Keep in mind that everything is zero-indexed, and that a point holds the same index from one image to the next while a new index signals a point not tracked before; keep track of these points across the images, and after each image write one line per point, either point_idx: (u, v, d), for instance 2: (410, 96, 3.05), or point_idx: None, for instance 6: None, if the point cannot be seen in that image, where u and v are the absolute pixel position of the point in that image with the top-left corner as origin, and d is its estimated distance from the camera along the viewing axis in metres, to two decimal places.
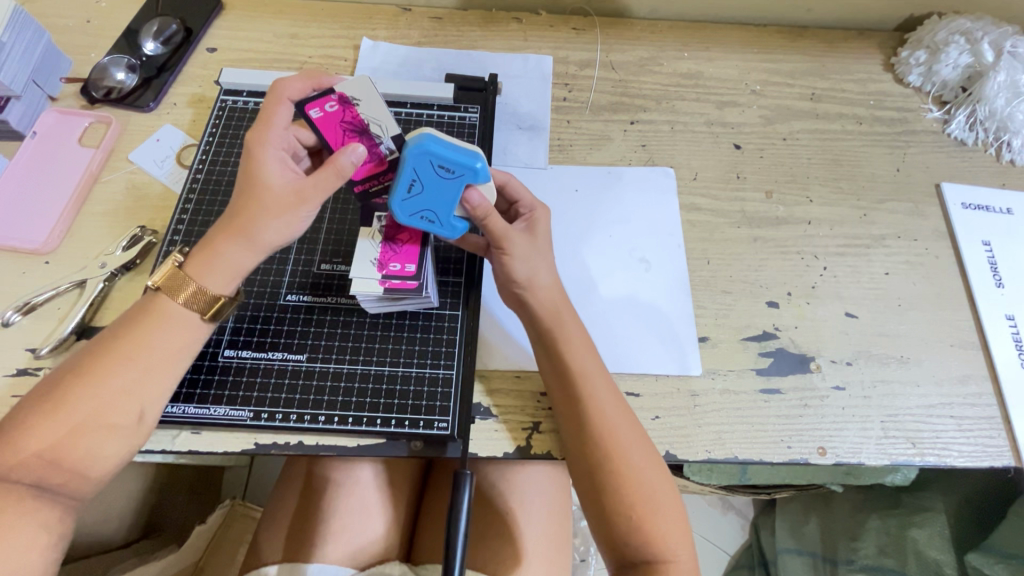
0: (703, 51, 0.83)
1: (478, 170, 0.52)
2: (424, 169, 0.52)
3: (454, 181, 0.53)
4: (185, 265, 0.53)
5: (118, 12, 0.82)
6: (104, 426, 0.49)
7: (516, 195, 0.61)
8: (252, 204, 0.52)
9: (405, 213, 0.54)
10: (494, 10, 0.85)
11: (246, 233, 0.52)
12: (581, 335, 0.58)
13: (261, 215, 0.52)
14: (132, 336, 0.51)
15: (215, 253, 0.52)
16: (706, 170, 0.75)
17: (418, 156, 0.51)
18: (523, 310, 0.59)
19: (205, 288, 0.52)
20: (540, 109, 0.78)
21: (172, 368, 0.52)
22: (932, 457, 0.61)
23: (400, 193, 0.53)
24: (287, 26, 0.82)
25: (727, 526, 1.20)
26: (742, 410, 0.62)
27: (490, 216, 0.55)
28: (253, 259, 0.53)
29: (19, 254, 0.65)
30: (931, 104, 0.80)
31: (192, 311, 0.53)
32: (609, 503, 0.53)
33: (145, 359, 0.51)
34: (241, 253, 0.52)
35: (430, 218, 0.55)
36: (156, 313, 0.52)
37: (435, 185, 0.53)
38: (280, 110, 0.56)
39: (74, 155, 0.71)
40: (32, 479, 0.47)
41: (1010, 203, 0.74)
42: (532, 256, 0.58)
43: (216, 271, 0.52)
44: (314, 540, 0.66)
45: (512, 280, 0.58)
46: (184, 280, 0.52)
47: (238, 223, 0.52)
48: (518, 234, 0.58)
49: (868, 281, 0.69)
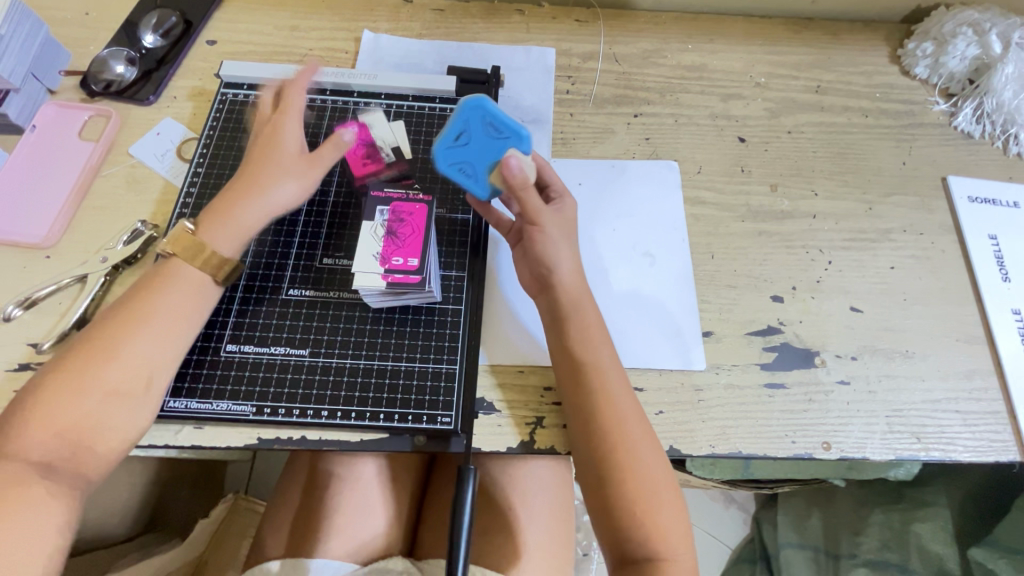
0: (707, 43, 0.82)
1: (523, 136, 0.57)
2: (476, 123, 0.56)
3: (499, 140, 0.57)
4: (197, 230, 0.56)
5: (117, 4, 0.81)
6: (114, 395, 0.49)
7: (547, 181, 0.63)
8: (265, 163, 0.58)
9: (446, 161, 0.58)
10: (496, 2, 0.84)
11: (261, 190, 0.57)
12: (596, 326, 0.58)
13: (277, 176, 0.58)
14: (142, 303, 0.53)
15: (228, 215, 0.56)
16: (711, 164, 0.74)
17: (471, 112, 0.56)
18: (544, 295, 0.60)
19: (217, 249, 0.56)
20: (543, 102, 0.77)
21: (180, 333, 0.53)
22: (937, 452, 0.61)
23: (446, 141, 0.57)
24: (287, 18, 0.82)
25: (728, 521, 1.20)
26: (746, 405, 0.62)
27: (527, 190, 0.57)
28: (262, 218, 0.58)
29: (19, 248, 0.65)
30: (937, 97, 0.79)
31: (203, 273, 0.55)
32: (613, 497, 0.53)
33: (153, 324, 0.52)
34: (254, 214, 0.57)
35: (468, 172, 0.59)
36: (167, 276, 0.54)
37: (481, 139, 0.57)
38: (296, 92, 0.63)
39: (74, 149, 0.71)
40: (42, 455, 0.46)
41: (1017, 197, 0.73)
42: (563, 238, 0.60)
43: (227, 229, 0.56)
44: (317, 535, 0.66)
45: (540, 259, 0.59)
46: (198, 243, 0.55)
47: (250, 185, 0.58)
48: (551, 215, 0.60)
49: (873, 275, 0.69)
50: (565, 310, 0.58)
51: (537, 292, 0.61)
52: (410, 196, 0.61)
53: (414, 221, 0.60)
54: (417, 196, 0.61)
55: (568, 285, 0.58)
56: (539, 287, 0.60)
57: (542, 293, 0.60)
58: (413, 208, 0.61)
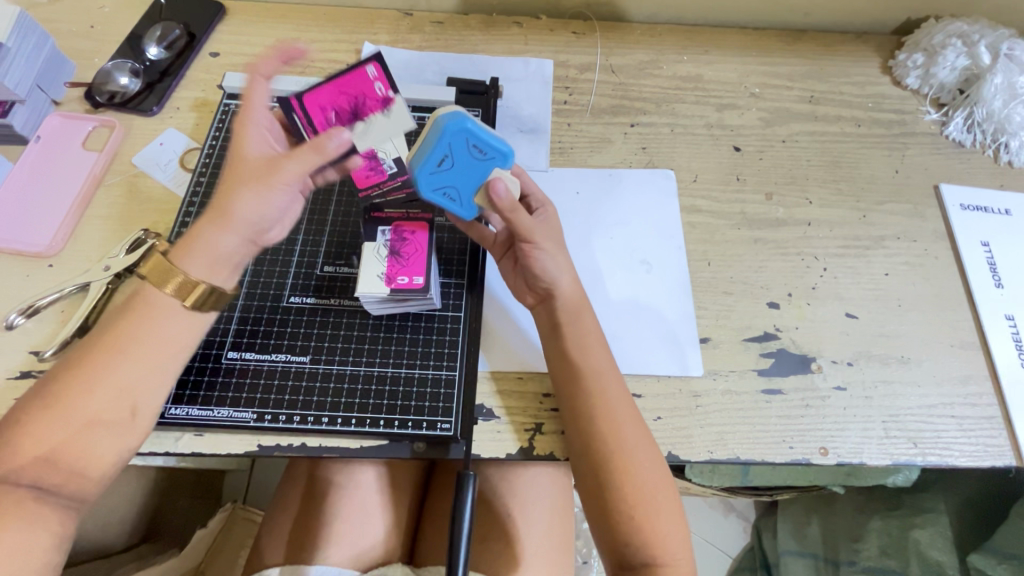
0: (702, 54, 0.84)
1: (508, 154, 0.55)
2: (457, 145, 0.54)
3: (483, 162, 0.55)
4: (170, 255, 0.52)
5: (121, 17, 0.82)
6: (100, 423, 0.49)
7: (527, 189, 0.62)
8: (232, 182, 0.53)
9: (429, 186, 0.56)
10: (495, 15, 0.86)
11: (224, 212, 0.53)
12: (595, 331, 0.59)
13: (237, 192, 0.53)
14: (126, 334, 0.51)
15: (192, 237, 0.53)
16: (707, 173, 0.76)
17: (452, 135, 0.53)
18: (543, 304, 0.60)
19: (189, 275, 0.52)
20: (541, 113, 0.78)
21: (165, 364, 0.52)
22: (933, 457, 0.61)
23: (427, 166, 0.55)
24: (289, 31, 0.83)
25: (729, 530, 1.20)
26: (743, 410, 0.62)
27: (516, 210, 0.56)
28: (227, 235, 0.53)
29: (23, 257, 0.66)
30: (929, 106, 0.81)
31: (176, 299, 0.52)
32: (612, 502, 0.53)
33: (136, 356, 0.51)
34: (215, 230, 0.53)
35: (452, 194, 0.57)
36: (143, 303, 0.52)
37: (463, 162, 0.55)
38: (266, 97, 0.59)
39: (77, 159, 0.71)
40: (31, 480, 0.47)
41: (1009, 204, 0.74)
42: (556, 249, 0.59)
43: (195, 255, 0.52)
44: (316, 544, 0.66)
45: (536, 273, 0.58)
46: (171, 270, 0.52)
47: (216, 207, 0.53)
48: (541, 229, 0.58)
49: (868, 282, 0.70)
50: (565, 317, 0.58)
51: (537, 302, 0.61)
52: (301, 118, 0.59)
53: (338, 99, 0.59)
54: (297, 109, 0.59)
55: (568, 292, 0.59)
56: (539, 297, 0.61)
57: (542, 303, 0.60)
58: (315, 105, 0.59)
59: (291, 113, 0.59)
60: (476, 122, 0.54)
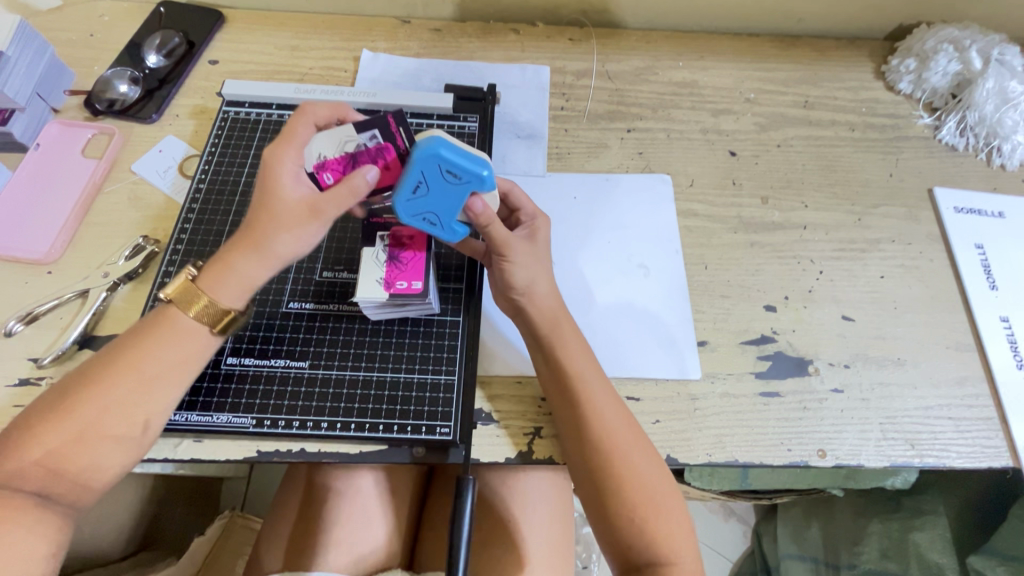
0: (697, 60, 0.85)
1: (485, 178, 0.52)
2: (431, 171, 0.51)
3: (460, 186, 0.52)
4: (199, 279, 0.53)
5: (121, 24, 0.83)
6: (107, 437, 0.49)
7: (519, 203, 0.62)
8: (268, 217, 0.52)
9: (409, 212, 0.54)
10: (492, 22, 0.86)
11: (258, 248, 0.52)
12: (578, 338, 0.59)
13: (275, 230, 0.52)
14: (141, 348, 0.51)
15: (229, 270, 0.52)
16: (703, 177, 0.76)
17: (426, 161, 0.51)
18: (521, 316, 0.60)
19: (217, 301, 0.53)
20: (538, 118, 0.79)
21: (179, 380, 0.52)
22: (932, 458, 0.62)
23: (405, 193, 0.53)
24: (287, 38, 0.84)
25: (728, 534, 1.19)
26: (741, 414, 0.63)
27: (490, 224, 0.55)
28: (264, 273, 0.53)
29: (21, 264, 0.66)
30: (921, 111, 0.82)
31: (202, 324, 0.53)
32: (609, 505, 0.53)
33: (150, 372, 0.51)
34: (251, 269, 0.53)
35: (431, 219, 0.55)
36: (165, 322, 0.52)
37: (440, 187, 0.52)
38: (304, 131, 0.55)
39: (76, 166, 0.72)
40: (34, 486, 0.47)
41: (1002, 207, 0.75)
42: (530, 259, 0.59)
43: (230, 286, 0.53)
44: (315, 549, 0.66)
45: (511, 286, 0.58)
46: (198, 294, 0.53)
47: (251, 238, 0.52)
48: (519, 242, 0.58)
49: (864, 284, 0.70)
50: (544, 328, 0.58)
51: (513, 314, 0.61)
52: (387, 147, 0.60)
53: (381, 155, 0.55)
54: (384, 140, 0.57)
55: (542, 304, 0.59)
56: (515, 310, 0.61)
57: (520, 314, 0.60)
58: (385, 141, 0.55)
59: (400, 130, 0.55)
60: (452, 146, 0.51)
